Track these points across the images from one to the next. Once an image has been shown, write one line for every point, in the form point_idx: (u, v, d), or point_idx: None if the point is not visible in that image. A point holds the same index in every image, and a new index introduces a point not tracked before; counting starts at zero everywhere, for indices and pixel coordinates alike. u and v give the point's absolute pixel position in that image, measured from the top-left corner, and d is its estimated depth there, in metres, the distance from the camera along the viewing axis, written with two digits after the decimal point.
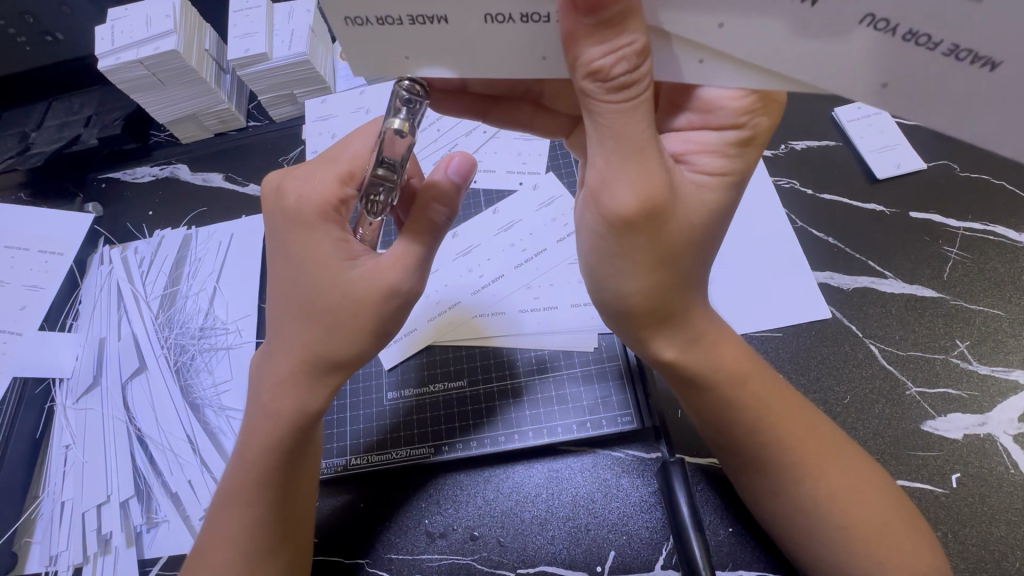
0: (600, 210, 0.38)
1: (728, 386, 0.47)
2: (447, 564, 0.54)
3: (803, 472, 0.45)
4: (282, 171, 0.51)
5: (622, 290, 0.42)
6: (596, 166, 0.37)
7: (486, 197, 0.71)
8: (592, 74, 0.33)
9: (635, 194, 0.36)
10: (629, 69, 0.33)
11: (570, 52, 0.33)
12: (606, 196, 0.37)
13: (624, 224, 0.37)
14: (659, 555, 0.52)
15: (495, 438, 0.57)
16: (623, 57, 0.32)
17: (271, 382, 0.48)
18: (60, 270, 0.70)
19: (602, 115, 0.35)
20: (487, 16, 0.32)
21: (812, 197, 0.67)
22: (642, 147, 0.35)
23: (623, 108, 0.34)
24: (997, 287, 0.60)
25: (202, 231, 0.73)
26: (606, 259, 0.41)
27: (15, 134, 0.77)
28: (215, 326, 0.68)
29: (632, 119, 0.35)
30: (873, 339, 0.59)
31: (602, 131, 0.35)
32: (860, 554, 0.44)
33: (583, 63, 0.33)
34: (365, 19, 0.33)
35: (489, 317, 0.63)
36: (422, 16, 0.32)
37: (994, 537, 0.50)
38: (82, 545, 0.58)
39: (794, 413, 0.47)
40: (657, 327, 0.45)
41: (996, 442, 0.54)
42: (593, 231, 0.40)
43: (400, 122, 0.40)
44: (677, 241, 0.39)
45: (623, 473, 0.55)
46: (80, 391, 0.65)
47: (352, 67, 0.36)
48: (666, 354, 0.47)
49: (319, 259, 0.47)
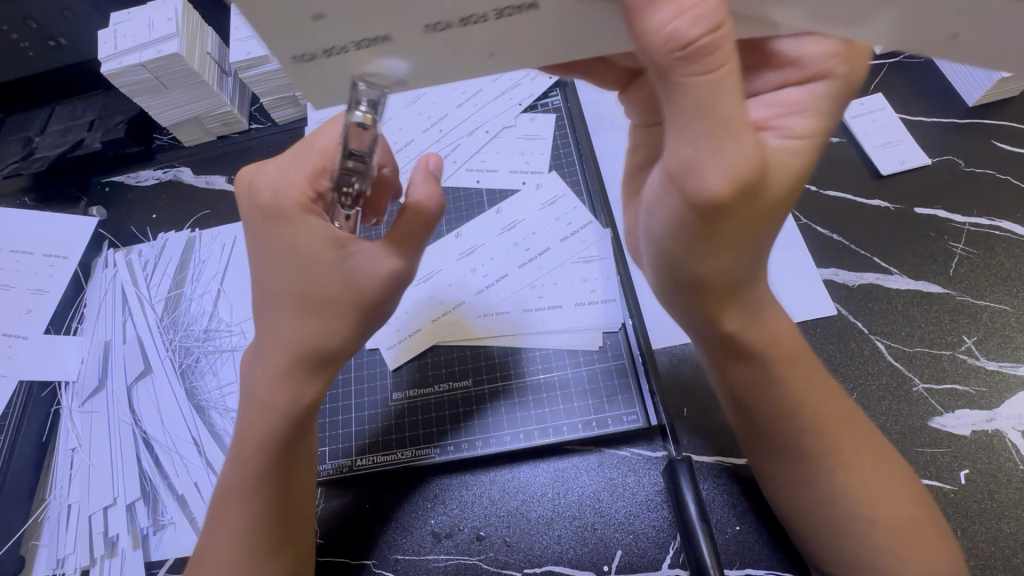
0: (684, 198, 0.33)
1: (786, 366, 0.45)
2: (453, 564, 0.53)
3: (836, 462, 0.45)
4: (255, 167, 0.52)
5: (693, 273, 0.38)
6: (676, 151, 0.32)
7: (489, 197, 0.71)
8: (668, 45, 0.30)
9: (728, 175, 0.31)
10: (704, 32, 0.30)
11: (635, 24, 0.31)
12: (692, 180, 0.32)
13: (715, 209, 0.32)
14: (665, 555, 0.52)
15: (500, 438, 0.57)
16: (694, 19, 0.30)
17: (267, 375, 0.48)
18: (65, 274, 0.71)
19: (681, 92, 0.31)
20: (427, 26, 0.32)
21: (814, 193, 0.67)
22: (733, 120, 0.31)
23: (710, 82, 0.30)
24: (1004, 282, 0.60)
25: (206, 233, 0.73)
26: (684, 246, 0.36)
27: (20, 139, 0.77)
28: (219, 328, 0.68)
29: (716, 89, 0.30)
30: (880, 336, 0.59)
31: (682, 108, 0.31)
32: (887, 550, 0.43)
33: (652, 35, 0.30)
34: (314, 54, 0.32)
35: (490, 318, 0.63)
36: (367, 39, 0.32)
37: (1005, 534, 0.50)
38: (89, 547, 0.58)
39: (832, 402, 0.47)
40: (722, 304, 0.41)
41: (1005, 439, 0.53)
42: (670, 219, 0.35)
43: (361, 115, 0.37)
44: (762, 216, 0.35)
45: (629, 472, 0.55)
46: (86, 394, 0.65)
47: (312, 103, 0.36)
48: (728, 327, 0.43)
49: (307, 254, 0.46)
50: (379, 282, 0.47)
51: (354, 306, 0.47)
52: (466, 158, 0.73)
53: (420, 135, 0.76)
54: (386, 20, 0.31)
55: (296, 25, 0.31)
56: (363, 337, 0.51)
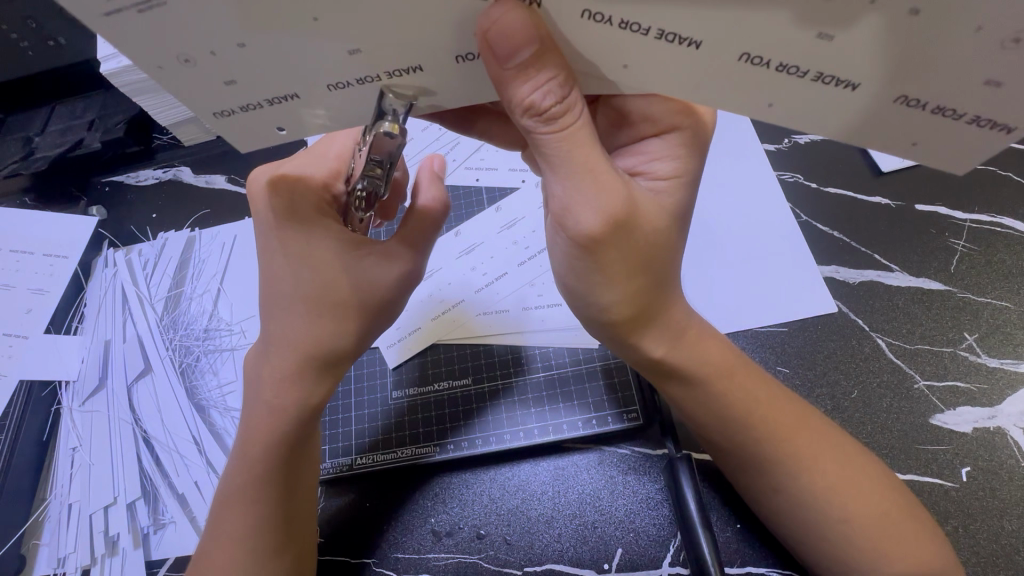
0: (568, 234, 0.38)
1: (719, 382, 0.46)
2: (454, 562, 0.54)
3: (802, 468, 0.45)
4: (266, 166, 0.51)
5: (604, 302, 0.42)
6: (555, 194, 0.38)
7: (489, 195, 0.71)
8: (527, 110, 0.34)
9: (599, 214, 0.36)
10: (558, 100, 0.34)
11: (500, 89, 0.34)
12: (570, 220, 0.37)
13: (595, 244, 0.38)
14: (666, 553, 0.52)
15: (500, 436, 0.57)
16: (548, 91, 0.33)
17: (273, 377, 0.48)
18: (65, 273, 0.71)
19: (546, 147, 0.36)
20: (329, 85, 0.34)
21: (815, 190, 0.67)
22: (594, 167, 0.36)
23: (565, 138, 0.35)
24: (1005, 279, 0.60)
25: (206, 232, 0.73)
26: (582, 277, 0.41)
27: (19, 139, 0.77)
28: (219, 327, 0.68)
29: (574, 143, 0.36)
30: (881, 333, 0.59)
31: (553, 160, 0.36)
32: (871, 552, 0.43)
33: (516, 101, 0.34)
34: (231, 109, 0.34)
35: (490, 316, 0.63)
36: (277, 97, 0.34)
37: (1006, 531, 0.50)
38: (90, 546, 0.58)
39: (783, 406, 0.47)
40: (638, 332, 0.44)
41: (1008, 436, 0.53)
42: (565, 253, 0.41)
43: (389, 124, 0.35)
44: (647, 245, 0.40)
45: (630, 470, 0.55)
46: (86, 393, 0.65)
47: (239, 147, 0.38)
48: (655, 352, 0.45)
49: (319, 257, 0.47)
50: (388, 286, 0.49)
51: (364, 308, 0.49)
52: (465, 158, 0.73)
53: (419, 134, 0.76)
54: (291, 79, 0.33)
55: (206, 88, 0.32)
56: (368, 339, 0.52)
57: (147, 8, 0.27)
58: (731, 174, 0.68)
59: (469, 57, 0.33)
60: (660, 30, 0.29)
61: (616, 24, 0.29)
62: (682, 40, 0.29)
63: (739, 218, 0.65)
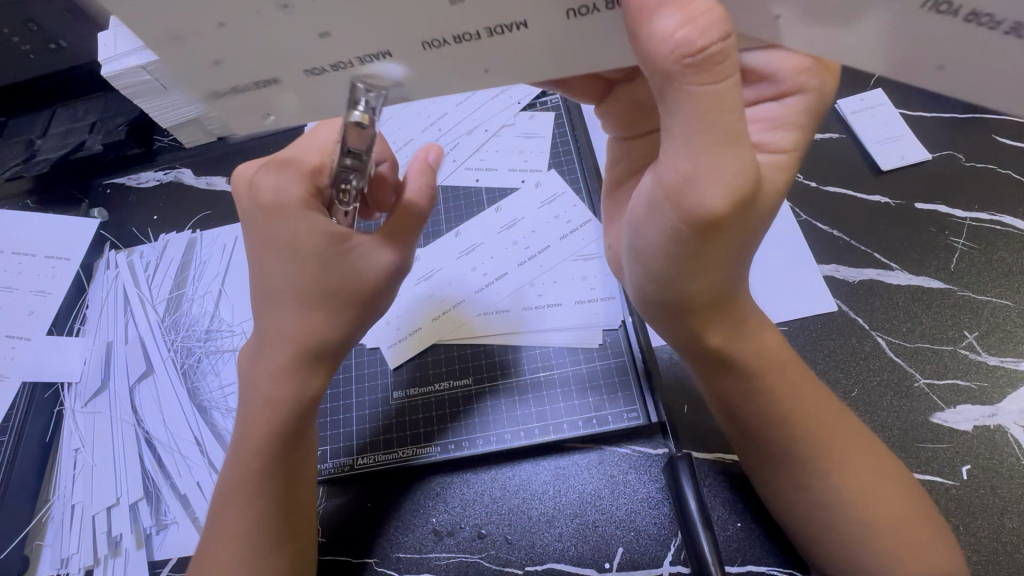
0: (684, 212, 0.33)
1: (772, 375, 0.46)
2: (456, 562, 0.54)
3: (829, 466, 0.45)
4: (251, 163, 0.52)
5: (686, 290, 0.40)
6: (677, 165, 0.32)
7: (489, 195, 0.71)
8: (676, 54, 0.29)
9: (726, 188, 0.31)
10: (710, 42, 0.29)
11: (642, 35, 0.30)
12: (691, 195, 0.32)
13: (713, 222, 0.33)
14: (667, 552, 0.52)
15: (500, 435, 0.57)
16: (702, 29, 0.29)
17: (269, 371, 0.48)
18: (67, 275, 0.71)
19: (684, 103, 0.31)
20: (305, 71, 0.31)
21: (815, 189, 0.67)
22: (732, 129, 0.31)
23: (710, 92, 0.30)
24: (1005, 277, 0.60)
25: (207, 234, 0.74)
26: (676, 264, 0.38)
27: (20, 141, 0.77)
28: (220, 328, 0.68)
29: (715, 100, 0.31)
30: (880, 332, 0.59)
31: (687, 121, 0.31)
32: (883, 551, 0.43)
33: (659, 46, 0.30)
34: (205, 108, 0.33)
35: (490, 315, 0.63)
36: (244, 93, 0.33)
37: (1007, 529, 0.50)
38: (93, 547, 0.58)
39: (825, 402, 0.47)
40: (711, 316, 0.43)
41: (1008, 434, 0.53)
42: (666, 237, 0.36)
43: (358, 115, 0.34)
44: (751, 228, 0.37)
45: (631, 469, 0.55)
46: (88, 395, 0.66)
47: (225, 146, 0.36)
48: (712, 341, 0.44)
49: (303, 250, 0.46)
50: (377, 274, 0.48)
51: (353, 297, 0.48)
52: (465, 158, 0.74)
53: (419, 135, 0.76)
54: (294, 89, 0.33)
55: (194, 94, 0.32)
56: (359, 329, 0.52)
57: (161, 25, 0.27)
58: None
59: (583, 10, 0.29)
60: None
61: None
62: None
63: None
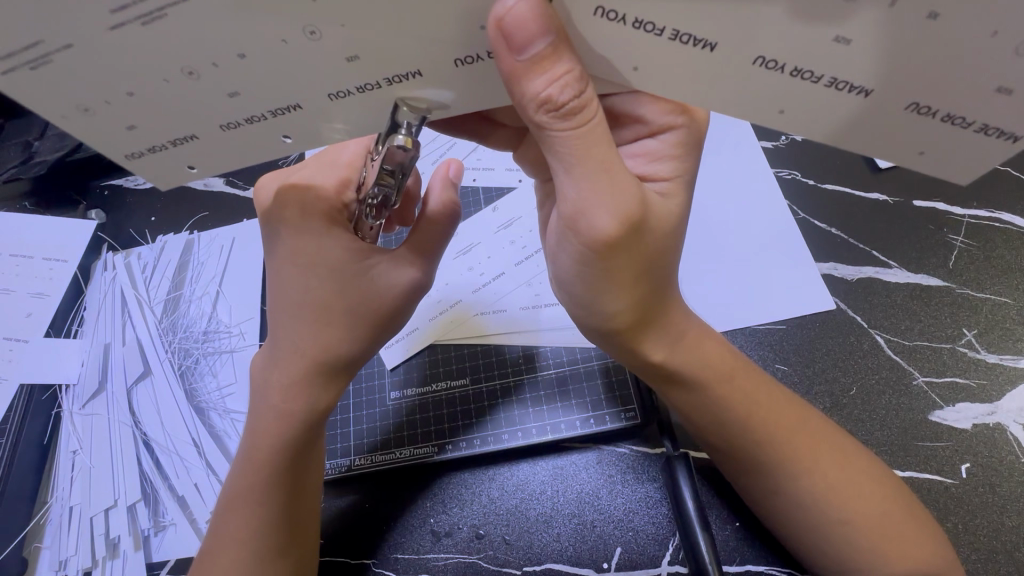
0: (580, 239, 0.37)
1: (715, 385, 0.47)
2: (454, 563, 0.54)
3: (797, 470, 0.45)
4: (276, 176, 0.53)
5: (609, 310, 0.42)
6: (569, 196, 0.36)
7: (486, 195, 0.71)
8: (541, 106, 0.33)
9: (614, 216, 0.36)
10: (574, 95, 0.33)
11: (513, 87, 0.33)
12: (584, 222, 0.36)
13: (609, 246, 0.37)
14: (665, 551, 0.52)
15: (497, 436, 0.57)
16: (565, 84, 0.32)
17: (282, 383, 0.48)
18: (65, 277, 0.71)
19: (560, 144, 0.35)
20: (224, 124, 0.34)
21: (814, 187, 0.67)
22: (608, 164, 0.35)
23: (579, 135, 0.34)
24: (1004, 274, 0.60)
25: (204, 235, 0.74)
26: (587, 283, 0.41)
27: (18, 143, 0.76)
28: (218, 329, 0.68)
29: (587, 142, 0.34)
30: (879, 330, 0.59)
31: (569, 159, 0.35)
32: (863, 550, 0.43)
33: (530, 98, 0.33)
34: (140, 151, 0.35)
35: (489, 315, 0.63)
36: (176, 138, 0.34)
37: (1006, 527, 0.50)
38: (91, 549, 0.58)
39: (781, 405, 0.47)
40: (640, 335, 0.44)
41: (1007, 432, 0.53)
42: (573, 256, 0.40)
43: (403, 137, 0.36)
44: (651, 251, 0.39)
45: (629, 469, 0.55)
46: (86, 396, 0.66)
47: (161, 186, 0.38)
48: (655, 356, 0.45)
49: (329, 266, 0.48)
50: (399, 291, 0.50)
51: (371, 314, 0.49)
52: (463, 158, 0.73)
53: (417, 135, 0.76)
54: (287, 87, 0.32)
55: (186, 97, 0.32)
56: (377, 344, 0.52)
57: (147, 21, 0.27)
58: (727, 172, 0.68)
59: (469, 59, 0.32)
60: (675, 30, 0.29)
61: (630, 23, 0.29)
62: (698, 41, 0.29)
63: (736, 216, 0.65)
